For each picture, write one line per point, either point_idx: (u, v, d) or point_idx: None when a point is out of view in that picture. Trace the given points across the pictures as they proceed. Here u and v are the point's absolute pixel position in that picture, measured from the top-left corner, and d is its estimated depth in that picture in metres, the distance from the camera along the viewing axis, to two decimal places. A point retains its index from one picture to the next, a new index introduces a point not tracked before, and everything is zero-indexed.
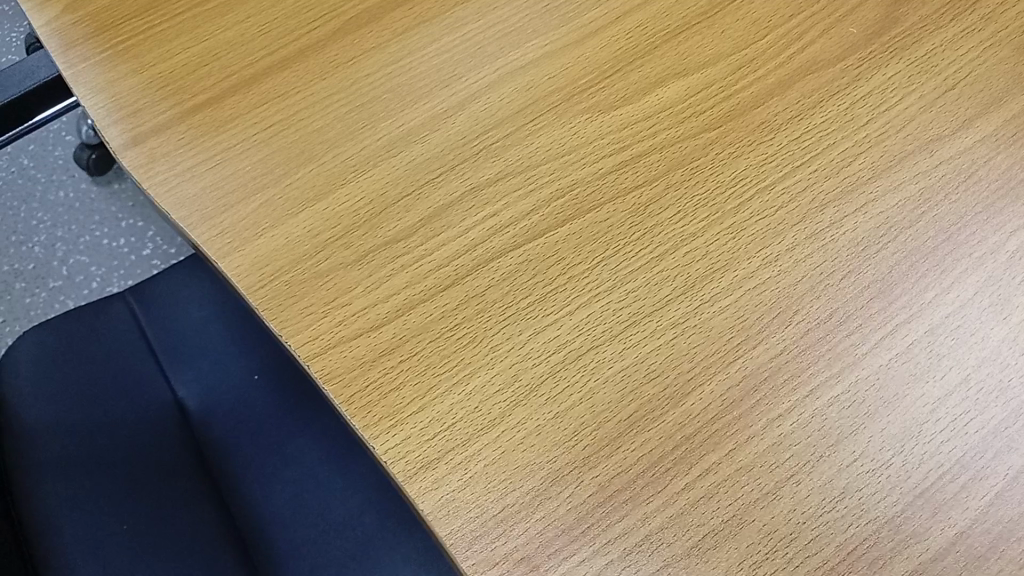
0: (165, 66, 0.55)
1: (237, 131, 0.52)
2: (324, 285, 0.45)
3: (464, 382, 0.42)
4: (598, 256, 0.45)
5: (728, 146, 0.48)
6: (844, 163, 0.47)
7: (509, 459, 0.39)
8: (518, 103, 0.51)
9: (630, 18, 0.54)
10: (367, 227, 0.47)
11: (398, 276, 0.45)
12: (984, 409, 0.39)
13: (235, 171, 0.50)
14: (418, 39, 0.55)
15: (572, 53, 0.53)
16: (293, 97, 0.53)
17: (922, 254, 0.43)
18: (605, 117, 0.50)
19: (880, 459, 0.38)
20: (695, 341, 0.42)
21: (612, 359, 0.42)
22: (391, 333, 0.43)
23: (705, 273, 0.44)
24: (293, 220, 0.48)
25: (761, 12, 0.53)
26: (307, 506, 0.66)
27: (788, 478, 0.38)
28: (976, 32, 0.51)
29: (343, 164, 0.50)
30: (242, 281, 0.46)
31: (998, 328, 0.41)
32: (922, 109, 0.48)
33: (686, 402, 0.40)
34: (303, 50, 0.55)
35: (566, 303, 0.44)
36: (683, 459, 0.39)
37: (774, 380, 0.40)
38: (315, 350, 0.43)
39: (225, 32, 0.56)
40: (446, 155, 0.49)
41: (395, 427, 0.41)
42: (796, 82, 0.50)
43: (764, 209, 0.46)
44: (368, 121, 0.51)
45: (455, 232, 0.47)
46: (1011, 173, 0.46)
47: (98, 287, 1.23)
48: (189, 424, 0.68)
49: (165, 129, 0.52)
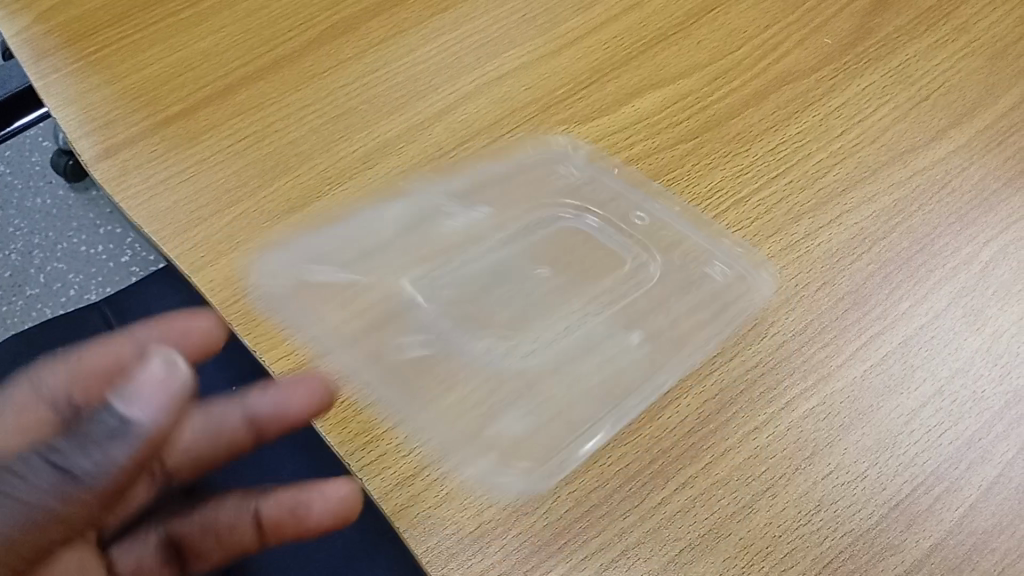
0: (139, 77, 0.55)
1: (212, 143, 0.51)
2: (334, 281, 0.45)
3: (442, 396, 0.41)
4: (612, 248, 0.45)
5: (704, 156, 0.48)
6: (820, 174, 0.47)
7: (486, 475, 0.39)
8: (495, 113, 0.51)
9: (607, 28, 0.54)
10: (344, 240, 0.47)
11: (375, 290, 0.45)
12: (958, 419, 0.39)
13: (209, 183, 0.50)
14: (395, 49, 0.55)
15: (550, 63, 0.53)
16: (269, 108, 0.52)
17: (897, 265, 0.44)
18: (592, 124, 0.50)
19: (855, 471, 0.38)
20: (672, 353, 0.42)
21: (632, 346, 0.42)
22: (368, 347, 0.43)
23: (682, 284, 0.44)
24: (268, 233, 0.47)
25: (737, 23, 0.54)
26: None
27: (764, 491, 0.38)
28: (949, 43, 0.52)
29: (319, 176, 0.49)
30: (215, 295, 0.45)
31: (971, 339, 0.41)
32: (896, 120, 0.49)
33: (663, 416, 0.40)
34: (279, 60, 0.55)
35: (579, 292, 0.44)
36: (660, 473, 0.39)
37: (750, 393, 0.40)
38: (290, 365, 0.43)
39: (200, 42, 0.56)
40: (423, 167, 0.49)
41: (371, 444, 0.40)
42: (771, 93, 0.50)
43: (738, 221, 0.46)
44: (345, 133, 0.51)
45: (432, 245, 0.46)
46: (985, 183, 0.46)
47: (75, 294, 1.21)
48: None
49: (138, 141, 0.52)
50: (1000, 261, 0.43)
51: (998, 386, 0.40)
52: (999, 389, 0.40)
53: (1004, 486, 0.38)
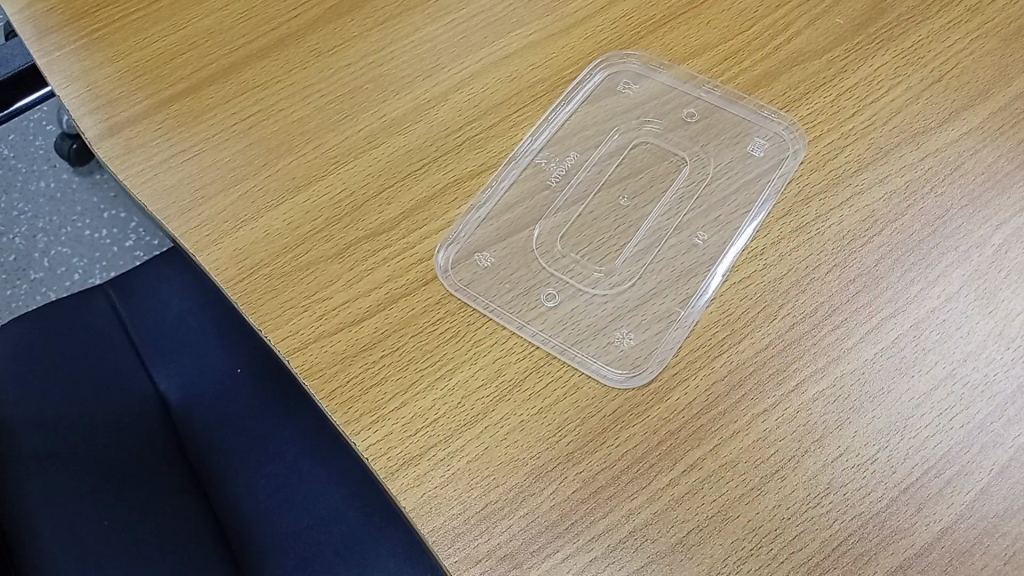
0: (142, 55, 0.54)
1: (216, 122, 0.51)
2: (339, 262, 0.45)
3: (448, 377, 0.41)
4: (677, 160, 0.47)
5: (714, 138, 0.48)
6: (831, 155, 0.46)
7: (492, 455, 0.39)
8: (502, 93, 0.50)
9: (615, 7, 0.53)
10: (349, 219, 0.46)
11: (380, 270, 0.45)
12: (969, 403, 0.39)
13: (213, 163, 0.49)
14: (400, 28, 0.54)
15: (557, 43, 0.52)
16: (273, 87, 0.52)
17: (908, 247, 0.43)
18: (614, 96, 0.50)
19: (865, 454, 0.38)
20: (681, 335, 0.41)
21: (701, 247, 0.44)
22: (373, 327, 0.43)
23: (691, 266, 0.43)
24: (273, 213, 0.47)
25: (747, 2, 0.53)
26: (290, 500, 0.67)
27: (773, 473, 0.38)
28: (963, 22, 0.51)
29: (324, 155, 0.49)
30: (221, 275, 0.46)
31: (984, 322, 0.41)
32: (909, 101, 0.48)
33: (671, 398, 0.40)
34: (283, 38, 0.54)
35: (648, 202, 0.46)
36: (667, 455, 0.38)
37: (759, 375, 0.40)
38: (295, 344, 0.43)
39: (203, 20, 0.55)
40: (429, 147, 0.49)
41: (377, 423, 0.40)
42: (782, 74, 0.49)
43: (749, 201, 0.45)
44: (350, 112, 0.51)
45: (438, 224, 0.46)
46: (998, 165, 0.45)
47: (81, 278, 1.21)
48: (171, 417, 0.70)
49: (142, 119, 0.51)
50: (1014, 244, 0.43)
51: (1011, 369, 0.39)
52: (1012, 372, 0.39)
53: (1016, 470, 0.37)
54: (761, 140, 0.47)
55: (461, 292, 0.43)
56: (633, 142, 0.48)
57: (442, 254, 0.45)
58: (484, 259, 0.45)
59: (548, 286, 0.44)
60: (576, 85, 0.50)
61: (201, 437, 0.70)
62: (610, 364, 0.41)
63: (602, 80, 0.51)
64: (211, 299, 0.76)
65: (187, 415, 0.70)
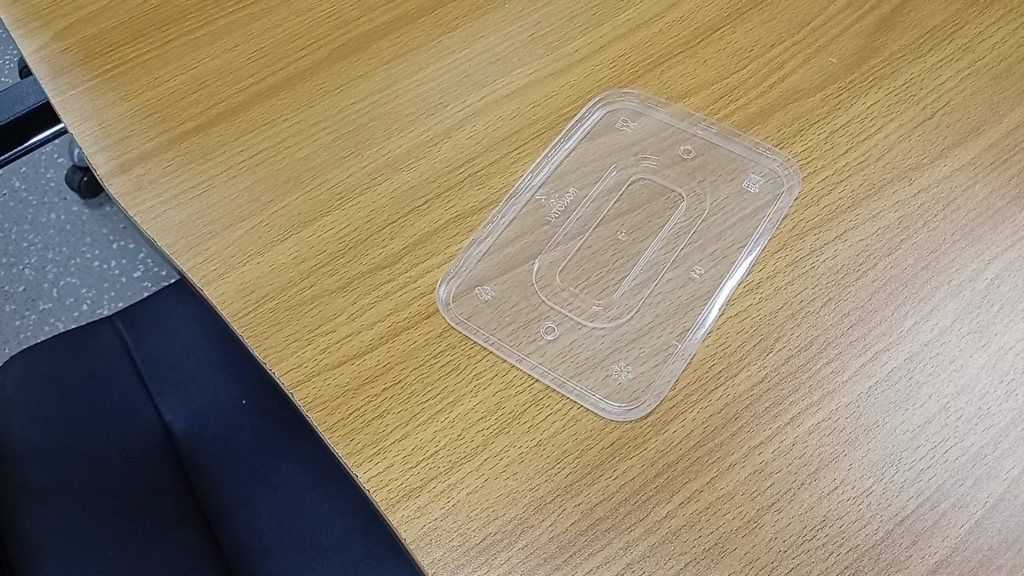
0: (153, 93, 0.56)
1: (224, 158, 0.52)
2: (341, 295, 0.46)
3: (448, 409, 0.42)
4: (674, 196, 0.48)
5: (711, 173, 0.49)
6: (825, 192, 0.47)
7: (491, 487, 0.39)
8: (503, 131, 0.52)
9: (614, 47, 0.55)
10: (352, 254, 0.47)
11: (382, 303, 0.45)
12: (963, 436, 0.39)
13: (221, 199, 0.51)
14: (404, 67, 0.55)
15: (558, 81, 0.54)
16: (280, 124, 0.53)
17: (901, 281, 0.44)
18: (613, 132, 0.51)
19: (860, 486, 0.38)
20: (679, 368, 0.42)
21: (697, 281, 0.45)
22: (375, 360, 0.43)
23: (688, 299, 0.44)
24: (279, 247, 0.48)
25: (742, 42, 0.54)
26: (292, 532, 0.68)
27: (769, 506, 0.38)
28: (954, 61, 0.52)
29: (329, 191, 0.50)
30: (227, 308, 0.46)
31: (977, 355, 0.41)
32: (901, 138, 0.49)
33: (668, 430, 0.40)
34: (291, 77, 0.56)
35: (646, 236, 0.46)
36: (664, 487, 0.39)
37: (755, 408, 0.41)
38: (299, 377, 0.44)
39: (213, 60, 0.57)
40: (431, 183, 0.50)
41: (378, 455, 0.41)
42: (777, 111, 0.51)
43: (745, 236, 0.46)
44: (355, 149, 0.52)
45: (440, 258, 0.47)
46: (990, 201, 0.46)
47: (89, 309, 1.23)
48: (177, 449, 0.71)
49: (152, 156, 0.53)
50: (1006, 278, 0.44)
51: (1004, 403, 0.40)
52: (1006, 406, 0.40)
53: (1010, 503, 0.37)
54: (757, 176, 0.48)
55: (462, 325, 0.44)
56: (632, 178, 0.49)
57: (443, 288, 0.46)
58: (485, 293, 0.46)
59: (547, 319, 0.44)
60: (575, 123, 0.52)
61: (206, 469, 0.71)
62: (608, 397, 0.41)
63: (602, 118, 0.52)
64: (217, 332, 0.77)
65: (192, 447, 0.71)
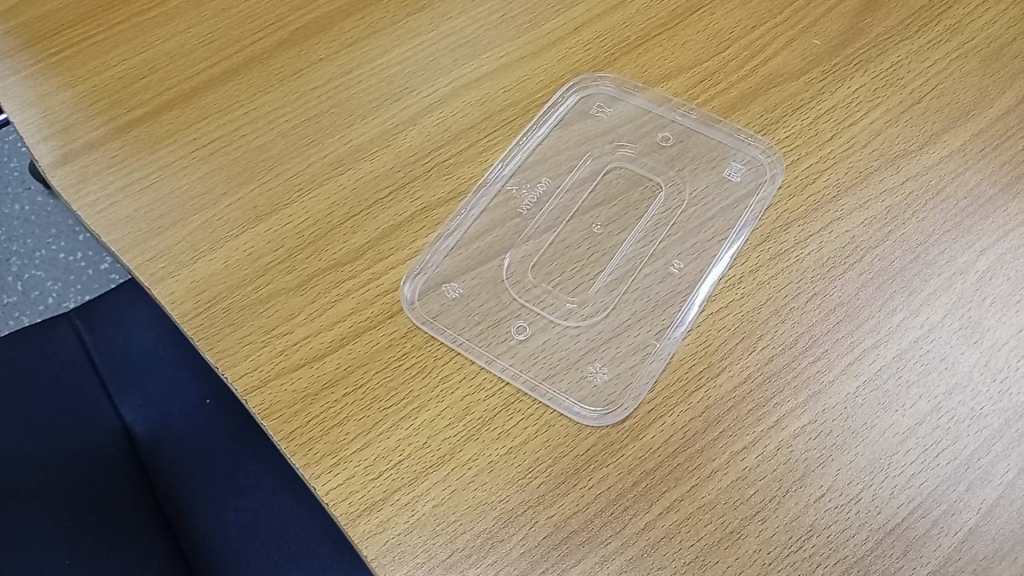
0: (101, 79, 0.52)
1: (175, 148, 0.49)
2: (299, 294, 0.43)
3: (413, 416, 0.39)
4: (651, 186, 0.45)
5: (691, 161, 0.46)
6: (809, 180, 0.45)
7: (459, 499, 0.37)
8: (472, 118, 0.49)
9: (588, 28, 0.52)
10: (311, 249, 0.45)
11: (343, 302, 0.43)
12: (956, 438, 0.37)
13: (172, 191, 0.47)
14: (368, 51, 0.53)
15: (529, 65, 0.51)
16: (235, 111, 0.50)
17: (890, 275, 0.42)
18: (588, 118, 0.48)
19: (848, 493, 0.36)
20: (657, 369, 0.40)
21: (676, 276, 0.42)
22: (335, 363, 0.41)
23: (667, 295, 0.42)
24: (233, 243, 0.45)
25: (722, 23, 0.52)
26: (258, 537, 0.65)
27: (753, 515, 0.36)
28: (942, 43, 0.50)
29: (287, 183, 0.47)
30: (176, 309, 0.43)
31: (968, 352, 0.39)
32: (888, 123, 0.47)
33: (646, 435, 0.38)
34: (247, 61, 0.52)
35: (622, 229, 0.44)
36: (642, 497, 0.37)
37: (738, 411, 0.38)
38: (253, 382, 0.41)
39: (165, 43, 0.54)
40: (396, 173, 0.47)
41: (338, 466, 0.38)
42: (758, 96, 0.48)
43: (726, 228, 0.44)
44: (315, 137, 0.49)
45: (405, 254, 0.44)
46: (980, 190, 0.44)
47: (55, 302, 1.19)
48: (138, 454, 0.68)
49: (98, 147, 0.50)
50: (998, 271, 0.42)
51: (997, 403, 0.38)
52: (999, 406, 0.38)
53: (1005, 510, 0.36)
54: (739, 165, 0.46)
55: (428, 325, 0.42)
56: (608, 167, 0.46)
57: (408, 286, 0.43)
58: (453, 290, 0.43)
59: (518, 318, 0.42)
60: (548, 108, 0.49)
61: (169, 471, 0.68)
62: (582, 401, 0.39)
63: (576, 103, 0.49)
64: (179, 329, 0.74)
65: (154, 449, 0.69)
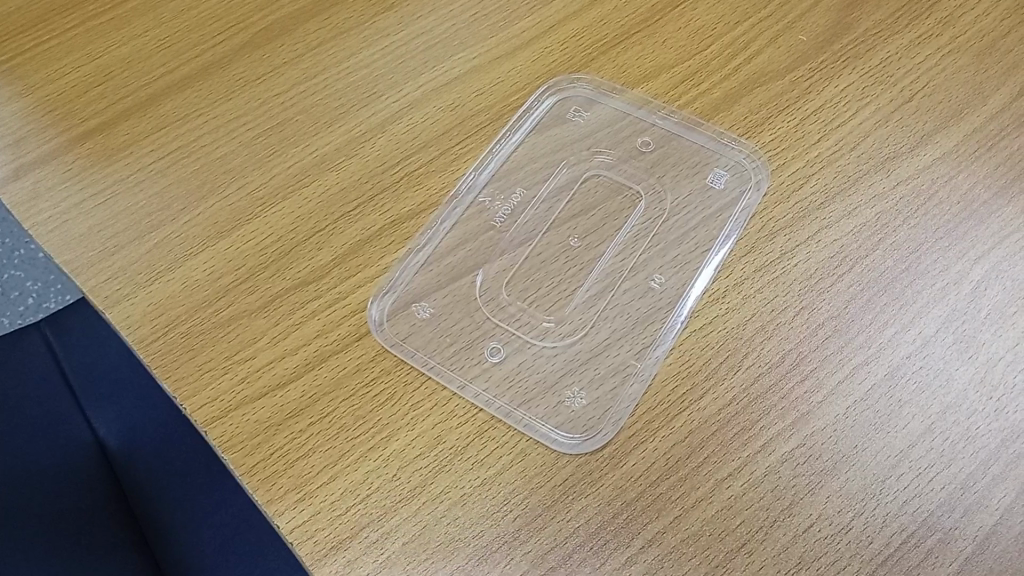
0: (54, 87, 0.50)
1: (132, 161, 0.47)
2: (261, 317, 0.41)
3: (382, 446, 0.37)
4: (631, 195, 0.43)
5: (672, 167, 0.44)
6: (796, 186, 0.43)
7: (430, 536, 0.35)
8: (442, 124, 0.47)
9: (564, 26, 0.50)
10: (275, 268, 0.42)
11: (309, 324, 0.41)
12: (951, 461, 0.35)
13: (129, 207, 0.45)
14: (334, 53, 0.50)
15: (503, 66, 0.48)
16: (194, 120, 0.48)
17: (880, 287, 0.40)
18: (565, 122, 0.46)
19: (839, 522, 0.35)
20: (639, 392, 0.38)
21: (658, 291, 0.40)
22: (300, 391, 0.39)
23: (648, 312, 0.40)
24: (192, 262, 0.43)
25: (705, 19, 0.49)
26: (237, 552, 0.63)
27: (739, 548, 0.34)
28: (933, 37, 0.48)
29: (249, 197, 0.45)
30: (134, 334, 0.41)
31: (964, 368, 0.37)
32: (878, 124, 0.45)
33: (627, 463, 0.36)
34: (206, 66, 0.50)
35: (601, 241, 0.42)
36: (623, 530, 0.35)
37: (723, 436, 0.37)
38: (214, 413, 0.39)
39: (121, 48, 0.51)
40: (363, 184, 0.45)
41: (303, 501, 0.36)
42: (742, 97, 0.46)
43: (709, 239, 0.42)
44: (278, 147, 0.47)
45: (373, 272, 0.42)
46: (974, 194, 0.42)
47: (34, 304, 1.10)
48: (112, 468, 0.66)
49: (51, 160, 0.47)
50: (993, 281, 0.40)
51: (994, 423, 0.36)
52: (996, 426, 0.36)
53: (1002, 537, 0.34)
54: (722, 171, 0.44)
55: (397, 348, 0.40)
56: (585, 175, 0.44)
57: (376, 307, 0.41)
58: (424, 310, 0.41)
59: (492, 339, 0.40)
60: (522, 113, 0.47)
61: (144, 487, 0.66)
62: (560, 427, 0.37)
63: (552, 107, 0.47)
64: None
65: (129, 464, 0.67)
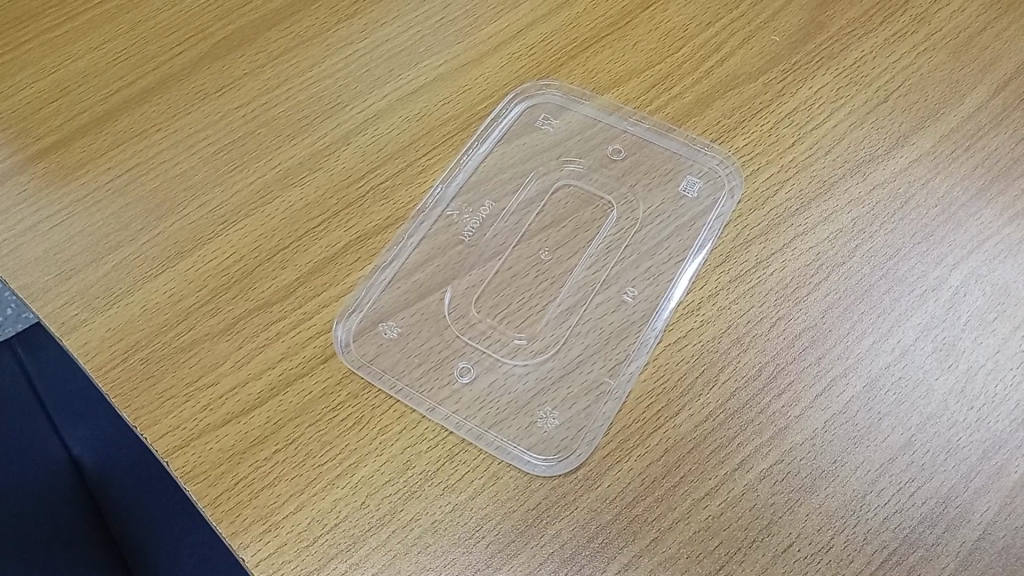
0: (8, 104, 0.48)
1: (89, 179, 0.45)
2: (224, 340, 0.40)
3: (350, 473, 0.36)
4: (602, 205, 0.42)
5: (644, 175, 0.43)
6: (771, 192, 0.42)
7: (400, 566, 0.34)
8: (409, 134, 0.45)
9: (532, 31, 0.49)
10: (237, 288, 0.41)
11: (273, 346, 0.39)
12: (932, 475, 0.35)
13: (86, 228, 0.44)
14: (297, 62, 0.49)
15: (470, 73, 0.47)
16: (154, 136, 0.46)
17: (857, 295, 0.39)
18: (535, 129, 0.45)
19: (818, 540, 0.34)
20: (613, 410, 0.37)
21: (631, 304, 0.39)
22: (264, 417, 0.38)
23: (621, 326, 0.39)
24: (152, 284, 0.42)
25: (676, 20, 0.48)
26: (214, 572, 0.61)
27: (717, 570, 0.34)
28: (909, 35, 0.47)
29: (210, 215, 0.44)
30: (92, 361, 0.40)
31: (943, 378, 0.37)
32: (853, 125, 0.44)
33: (601, 485, 0.35)
34: (165, 79, 0.48)
35: (572, 253, 0.41)
36: (598, 554, 0.34)
37: (699, 454, 0.36)
38: (175, 443, 0.37)
39: (76, 62, 0.49)
40: (328, 200, 0.44)
41: (269, 533, 0.35)
42: (715, 100, 0.45)
43: (682, 248, 0.41)
44: (240, 162, 0.45)
45: (338, 290, 0.41)
46: (952, 196, 0.41)
47: None
48: (86, 487, 0.64)
49: (5, 180, 0.46)
50: (973, 286, 0.39)
51: (975, 433, 0.35)
52: (977, 437, 0.35)
53: (985, 552, 0.33)
54: (695, 177, 0.43)
55: (365, 369, 0.38)
56: (555, 185, 0.43)
57: (342, 328, 0.40)
58: (391, 329, 0.40)
59: (462, 358, 0.39)
60: (491, 121, 0.45)
61: (120, 507, 0.64)
62: (532, 449, 0.36)
63: (521, 114, 0.46)
64: None
65: (104, 482, 0.64)
